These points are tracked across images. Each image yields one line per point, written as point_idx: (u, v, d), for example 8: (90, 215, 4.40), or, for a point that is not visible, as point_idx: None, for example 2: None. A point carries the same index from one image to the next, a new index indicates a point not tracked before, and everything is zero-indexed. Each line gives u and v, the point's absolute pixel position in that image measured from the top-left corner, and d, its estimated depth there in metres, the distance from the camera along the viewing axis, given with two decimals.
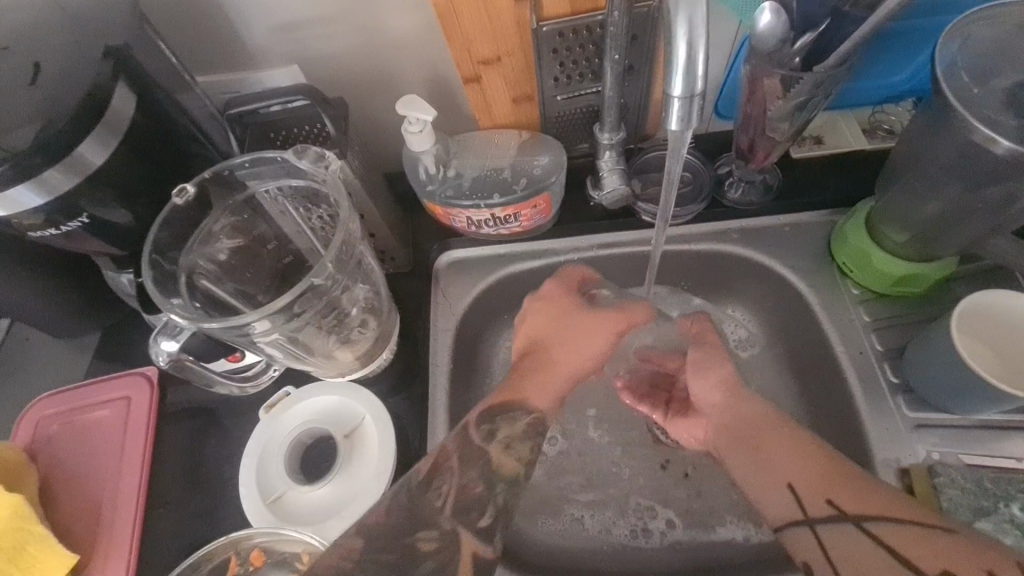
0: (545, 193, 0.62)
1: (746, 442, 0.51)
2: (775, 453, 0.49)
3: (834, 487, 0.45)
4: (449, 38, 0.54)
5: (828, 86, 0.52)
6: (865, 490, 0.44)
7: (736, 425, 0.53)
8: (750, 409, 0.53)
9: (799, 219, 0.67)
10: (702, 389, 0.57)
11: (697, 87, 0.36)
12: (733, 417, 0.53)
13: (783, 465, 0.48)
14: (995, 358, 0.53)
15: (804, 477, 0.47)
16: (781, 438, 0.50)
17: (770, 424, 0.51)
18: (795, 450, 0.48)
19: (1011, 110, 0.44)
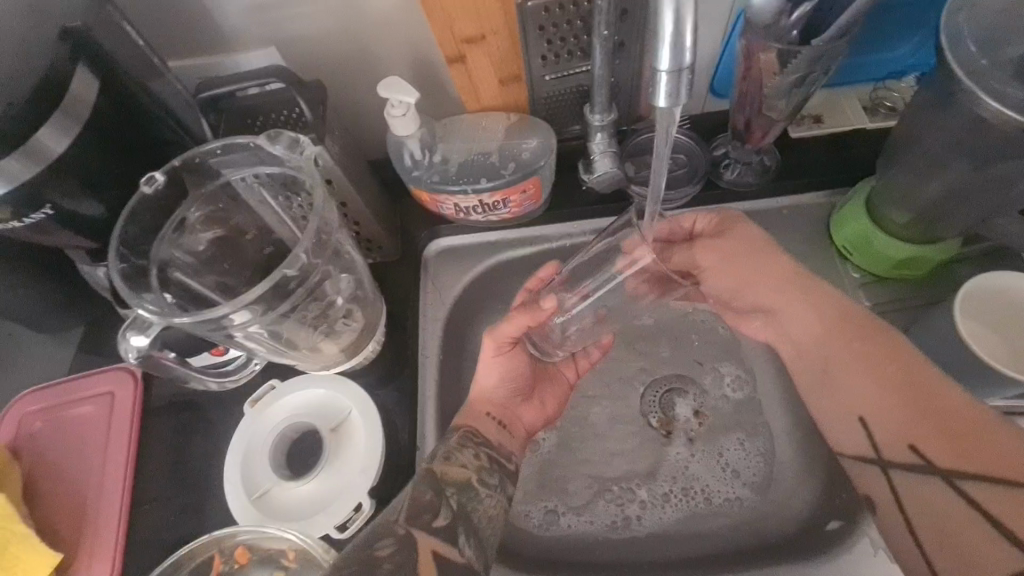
0: (534, 177, 0.60)
1: (817, 359, 0.49)
2: (839, 372, 0.47)
3: (922, 431, 0.42)
4: (429, 16, 0.51)
5: (826, 61, 0.50)
6: (961, 432, 0.40)
7: (820, 344, 0.48)
8: (812, 317, 0.49)
9: (797, 202, 0.66)
10: (782, 301, 0.51)
11: (684, 59, 0.34)
12: (823, 335, 0.48)
13: (852, 394, 0.46)
14: (1001, 343, 0.51)
15: (874, 411, 0.44)
16: (847, 360, 0.46)
17: (840, 338, 0.47)
18: (868, 371, 0.45)
19: (1020, 81, 0.41)
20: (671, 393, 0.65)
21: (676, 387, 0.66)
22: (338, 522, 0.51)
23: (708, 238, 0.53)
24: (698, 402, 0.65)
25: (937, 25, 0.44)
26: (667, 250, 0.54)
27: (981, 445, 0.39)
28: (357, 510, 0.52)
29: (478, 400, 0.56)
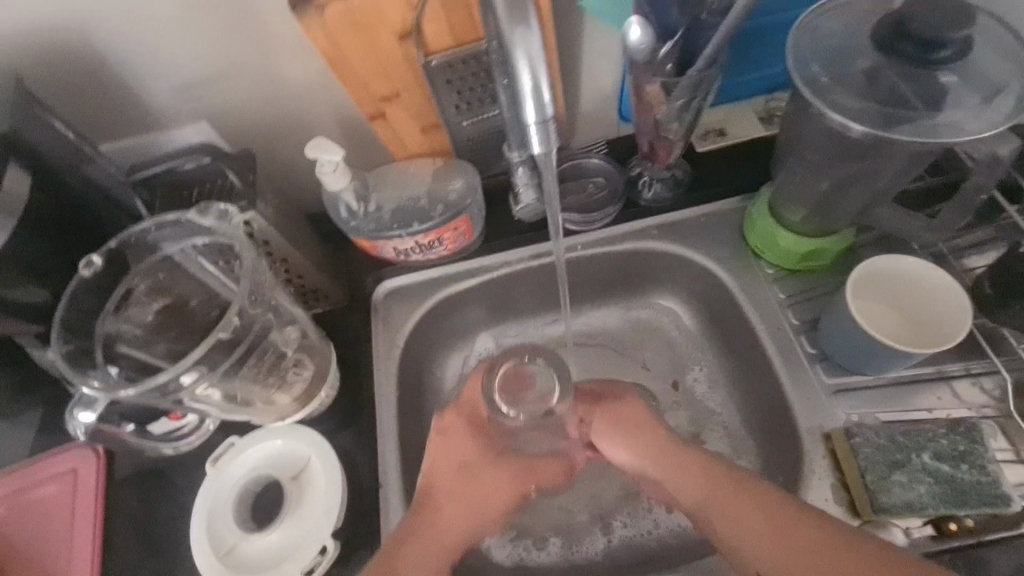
0: (463, 215, 0.64)
1: (701, 508, 0.50)
2: (684, 481, 0.51)
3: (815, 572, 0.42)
4: (345, 82, 0.56)
5: (704, 87, 0.56)
6: (779, 517, 0.46)
7: (697, 495, 0.50)
8: (695, 480, 0.51)
9: (711, 207, 0.71)
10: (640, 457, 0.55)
11: (548, 111, 0.39)
12: (702, 487, 0.50)
13: (748, 544, 0.46)
14: (896, 317, 0.57)
15: (721, 531, 0.47)
16: (732, 507, 0.47)
17: (689, 453, 0.53)
18: (710, 476, 0.50)
19: (861, 95, 0.47)
20: None
21: None
22: (304, 568, 0.53)
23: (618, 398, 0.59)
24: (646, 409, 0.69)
25: (786, 51, 0.49)
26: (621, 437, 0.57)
27: (789, 532, 0.45)
28: (323, 552, 0.54)
29: (445, 525, 0.52)
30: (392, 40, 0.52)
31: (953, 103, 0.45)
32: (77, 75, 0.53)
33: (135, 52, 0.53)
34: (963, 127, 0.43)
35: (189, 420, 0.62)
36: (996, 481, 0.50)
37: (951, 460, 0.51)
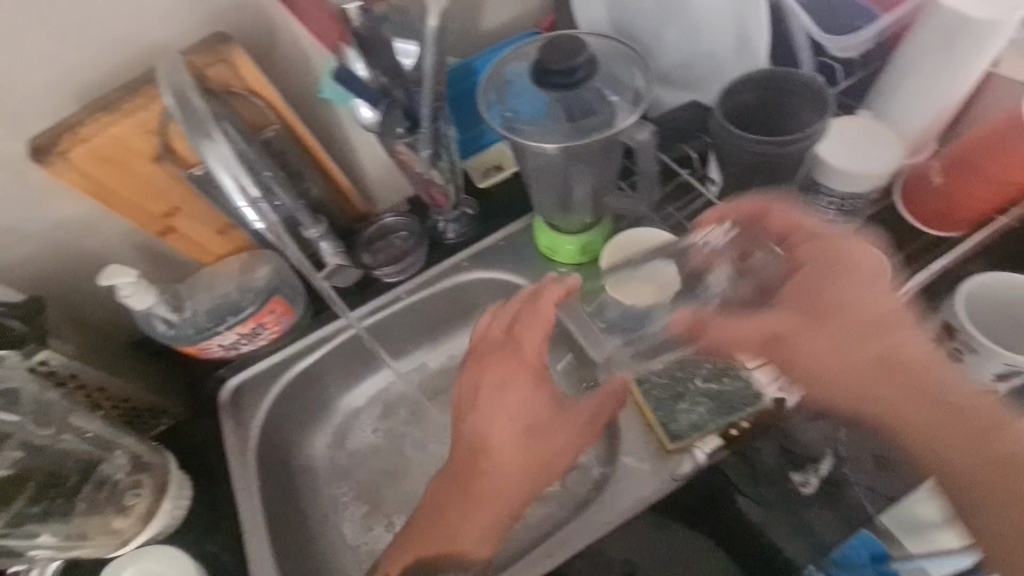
0: (276, 296, 0.69)
1: (524, 406, 0.60)
2: (507, 405, 0.60)
3: (884, 382, 0.54)
4: (117, 210, 0.61)
5: (441, 137, 0.66)
6: (565, 415, 0.60)
7: (525, 397, 0.60)
8: (515, 396, 0.60)
9: (505, 231, 0.81)
10: (509, 383, 0.60)
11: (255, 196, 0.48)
12: (526, 390, 0.60)
13: (510, 405, 0.60)
14: (657, 280, 0.67)
15: (515, 455, 0.58)
16: (521, 391, 0.60)
17: (522, 372, 0.61)
18: (527, 394, 0.60)
19: (537, 121, 0.59)
20: None
21: None
22: None
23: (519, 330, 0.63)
24: None
25: (479, 101, 0.61)
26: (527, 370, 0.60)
27: (572, 424, 0.60)
28: None
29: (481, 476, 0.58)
30: (146, 164, 0.58)
31: (599, 110, 0.58)
32: None
33: None
34: (607, 126, 0.57)
35: (16, 570, 0.60)
36: (750, 386, 0.61)
37: (716, 378, 0.62)
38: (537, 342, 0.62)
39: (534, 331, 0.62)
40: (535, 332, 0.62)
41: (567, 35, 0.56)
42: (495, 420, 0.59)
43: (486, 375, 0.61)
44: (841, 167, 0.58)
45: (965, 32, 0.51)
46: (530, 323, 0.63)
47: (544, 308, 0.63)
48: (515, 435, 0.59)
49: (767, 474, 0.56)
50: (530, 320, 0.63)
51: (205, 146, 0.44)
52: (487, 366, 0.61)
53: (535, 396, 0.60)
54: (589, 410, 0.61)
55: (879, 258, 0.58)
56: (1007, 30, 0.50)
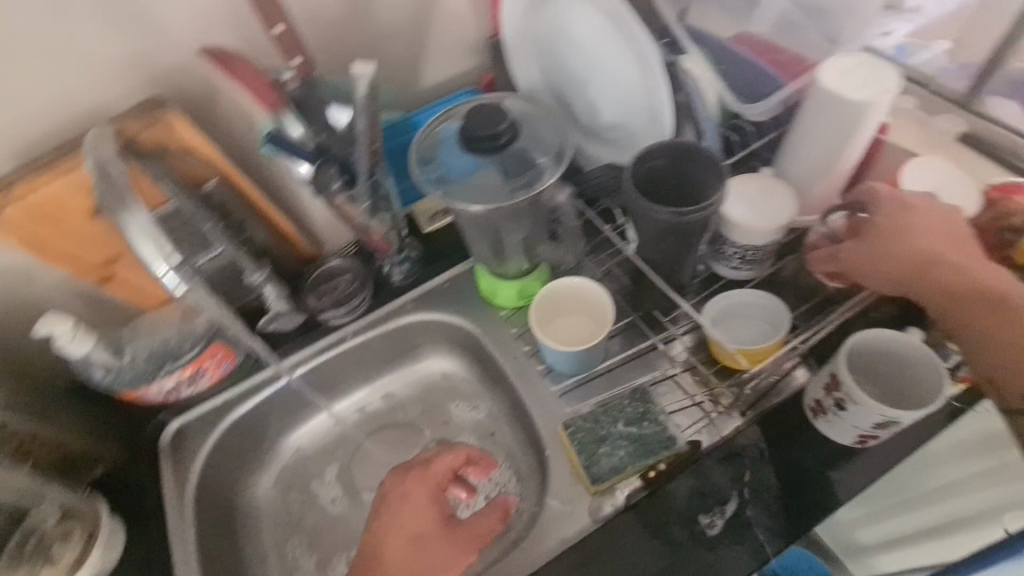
0: (217, 342, 0.71)
1: (420, 537, 0.60)
2: (407, 514, 0.61)
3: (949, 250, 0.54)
4: (55, 261, 0.62)
5: (380, 189, 0.69)
6: (450, 530, 0.61)
7: (418, 527, 0.61)
8: (413, 521, 0.61)
9: (450, 274, 0.84)
10: (406, 510, 0.62)
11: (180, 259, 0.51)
12: (421, 518, 0.61)
13: (405, 531, 0.60)
14: (587, 327, 0.71)
15: (408, 563, 0.58)
16: (420, 517, 0.61)
17: (420, 495, 0.62)
18: (426, 505, 0.62)
19: (465, 181, 0.62)
20: None
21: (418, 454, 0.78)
22: None
23: (428, 462, 0.65)
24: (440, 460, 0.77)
25: (410, 162, 0.64)
26: (425, 499, 0.62)
27: (456, 539, 0.61)
28: None
29: None
30: (82, 218, 0.60)
31: (521, 171, 0.62)
32: None
33: None
34: (528, 187, 0.61)
35: None
36: (666, 429, 0.63)
37: (637, 421, 0.64)
38: (445, 474, 0.64)
39: (441, 469, 0.64)
40: (441, 469, 0.64)
41: (487, 104, 0.60)
42: (390, 532, 0.60)
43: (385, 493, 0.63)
44: (748, 225, 0.62)
45: (844, 110, 0.57)
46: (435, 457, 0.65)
47: (453, 449, 0.65)
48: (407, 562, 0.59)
49: (675, 515, 0.60)
50: (439, 459, 0.65)
51: (122, 211, 0.51)
52: (391, 485, 0.64)
53: (436, 527, 0.61)
54: (476, 527, 0.62)
55: (781, 308, 0.65)
56: (880, 109, 0.56)
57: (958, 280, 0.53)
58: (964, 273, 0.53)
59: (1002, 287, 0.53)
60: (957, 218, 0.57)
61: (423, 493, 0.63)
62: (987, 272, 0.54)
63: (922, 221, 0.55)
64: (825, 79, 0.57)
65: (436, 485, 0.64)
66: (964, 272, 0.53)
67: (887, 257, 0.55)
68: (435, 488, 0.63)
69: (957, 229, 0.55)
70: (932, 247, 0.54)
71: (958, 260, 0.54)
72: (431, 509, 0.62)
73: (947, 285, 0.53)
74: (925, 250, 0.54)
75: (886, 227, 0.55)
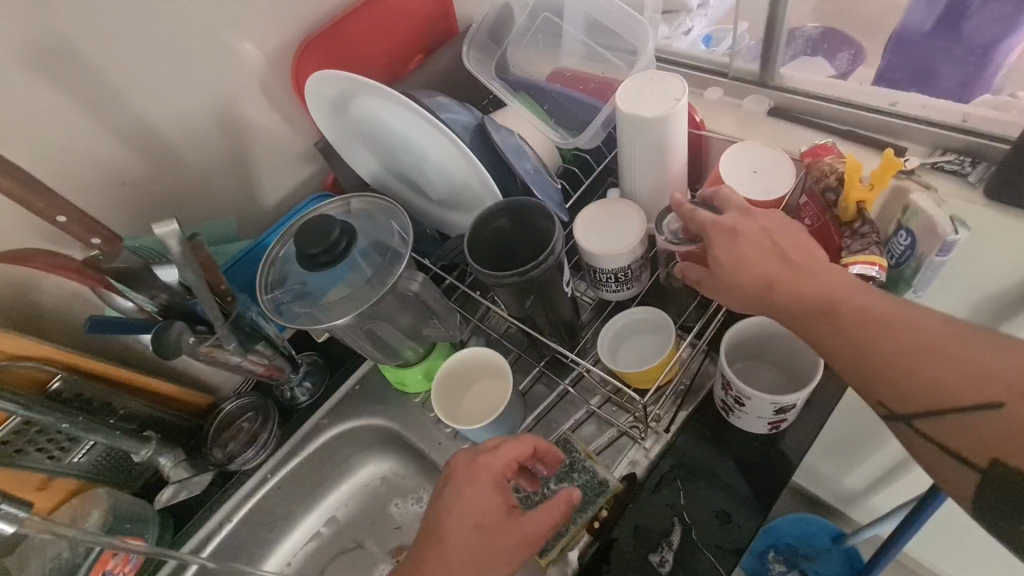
0: (104, 551, 0.65)
1: (492, 526, 0.52)
2: (469, 499, 0.53)
3: (790, 277, 0.48)
4: None
5: (245, 323, 0.67)
6: (510, 527, 0.52)
7: (484, 518, 0.52)
8: (480, 511, 0.52)
9: (356, 376, 0.81)
10: (479, 485, 0.53)
11: None
12: (484, 514, 0.52)
13: (471, 518, 0.52)
14: (496, 391, 0.68)
15: (468, 555, 0.51)
16: (483, 511, 0.52)
17: (491, 477, 0.54)
18: (487, 494, 0.53)
19: (318, 304, 0.62)
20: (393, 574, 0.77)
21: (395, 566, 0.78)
22: None
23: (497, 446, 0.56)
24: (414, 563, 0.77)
25: (261, 296, 0.63)
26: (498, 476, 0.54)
27: (513, 536, 0.52)
28: None
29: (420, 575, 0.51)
30: None
31: (377, 273, 0.63)
32: None
33: None
34: (379, 290, 0.61)
35: None
36: (597, 474, 0.62)
37: (566, 475, 0.63)
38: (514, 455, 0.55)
39: (511, 453, 0.55)
40: (516, 449, 0.55)
41: (314, 219, 0.60)
42: (470, 502, 0.53)
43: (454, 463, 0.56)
44: (606, 253, 0.63)
45: (650, 127, 0.59)
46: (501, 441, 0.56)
47: (521, 436, 0.56)
48: (472, 550, 0.51)
49: (628, 562, 0.58)
50: (503, 447, 0.55)
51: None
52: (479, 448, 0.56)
53: (501, 521, 0.52)
54: (534, 526, 0.52)
55: (665, 320, 0.65)
56: (681, 115, 0.60)
57: (799, 299, 0.47)
58: (803, 289, 0.47)
59: (853, 295, 0.46)
60: (797, 226, 0.50)
61: (482, 487, 0.53)
62: (834, 281, 0.47)
63: (749, 244, 0.49)
64: (623, 105, 0.60)
65: (505, 470, 0.55)
66: (811, 290, 0.47)
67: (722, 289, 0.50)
68: (500, 472, 0.55)
69: (794, 243, 0.49)
70: (771, 271, 0.48)
71: (794, 278, 0.48)
72: (500, 500, 0.53)
73: (795, 311, 0.47)
74: (757, 274, 0.48)
75: (715, 258, 0.50)
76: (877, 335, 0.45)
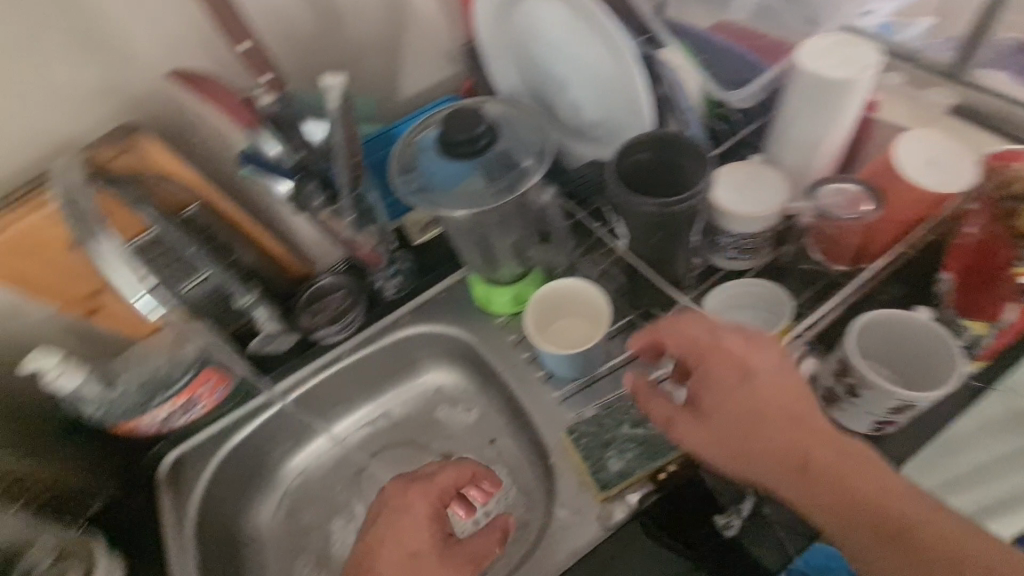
0: (208, 366, 0.70)
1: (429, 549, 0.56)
2: (404, 528, 0.56)
3: (800, 439, 0.50)
4: (36, 292, 0.61)
5: (365, 201, 0.69)
6: (446, 554, 0.56)
7: (405, 546, 0.56)
8: (412, 539, 0.56)
9: (445, 283, 0.83)
10: (414, 512, 0.57)
11: None
12: (421, 533, 0.56)
13: (392, 553, 0.55)
14: (587, 325, 0.69)
15: None
16: (407, 535, 0.56)
17: (425, 502, 0.58)
18: (427, 520, 0.57)
19: (453, 187, 0.61)
20: None
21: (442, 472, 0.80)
22: None
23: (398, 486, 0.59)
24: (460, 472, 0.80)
25: (392, 170, 0.63)
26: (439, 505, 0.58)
27: (456, 560, 0.56)
28: None
29: None
30: (63, 251, 0.59)
31: (514, 172, 0.61)
32: None
33: None
34: (513, 190, 0.60)
35: None
36: None
37: (644, 423, 0.62)
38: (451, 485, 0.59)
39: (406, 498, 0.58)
40: (419, 498, 0.58)
41: (464, 108, 0.60)
42: (402, 531, 0.56)
43: (387, 490, 0.59)
44: (739, 212, 0.61)
45: (828, 89, 0.56)
46: (426, 476, 0.59)
47: (466, 460, 0.60)
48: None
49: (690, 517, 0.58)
50: (411, 483, 0.59)
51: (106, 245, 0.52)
52: (405, 483, 0.59)
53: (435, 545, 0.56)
54: (473, 547, 0.57)
55: (783, 298, 0.62)
56: (864, 85, 0.56)
57: (776, 454, 0.51)
58: (778, 446, 0.50)
59: (833, 457, 0.50)
60: (788, 373, 0.52)
61: (400, 518, 0.57)
62: (828, 447, 0.50)
63: (729, 396, 0.52)
64: (805, 61, 0.57)
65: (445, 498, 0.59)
66: (796, 445, 0.50)
67: (706, 429, 0.53)
68: (439, 504, 0.58)
69: (802, 397, 0.52)
70: (773, 412, 0.51)
71: (777, 427, 0.51)
72: (439, 524, 0.58)
73: (780, 459, 0.50)
74: (743, 411, 0.52)
75: (700, 405, 0.53)
76: (864, 509, 0.49)
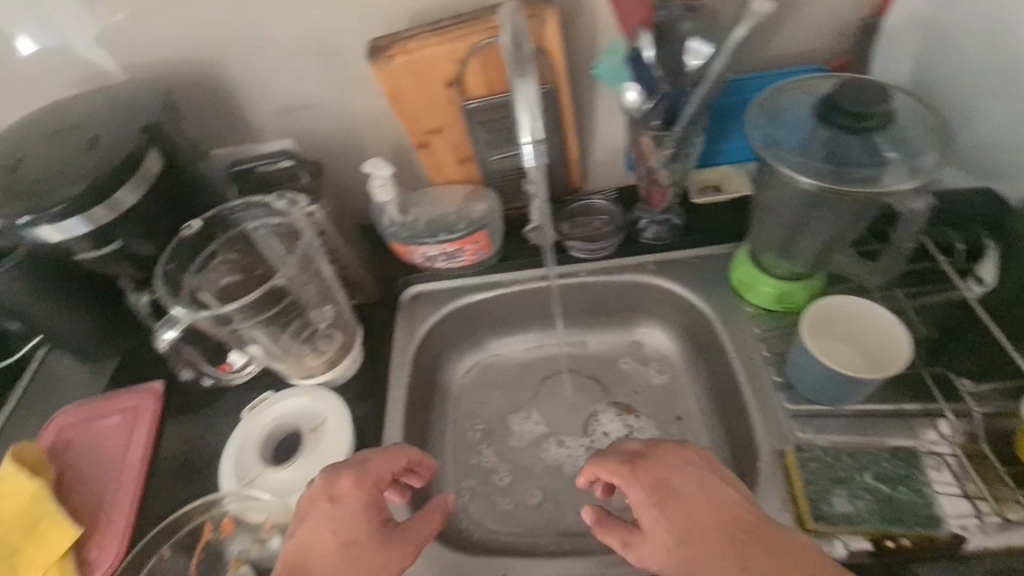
0: (481, 230, 0.76)
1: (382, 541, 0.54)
2: (332, 515, 0.55)
3: (737, 547, 0.49)
4: (399, 111, 0.70)
5: (688, 139, 0.68)
6: (384, 538, 0.55)
7: (318, 530, 0.54)
8: (343, 523, 0.54)
9: (705, 251, 0.80)
10: (343, 499, 0.55)
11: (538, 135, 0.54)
12: (344, 526, 0.54)
13: (322, 536, 0.54)
14: (857, 357, 0.63)
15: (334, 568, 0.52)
16: (325, 522, 0.54)
17: (353, 497, 0.55)
18: (361, 512, 0.55)
19: (811, 151, 0.56)
20: (614, 424, 0.80)
21: (620, 420, 0.80)
22: None
23: (361, 462, 0.58)
24: (635, 430, 0.79)
25: (748, 114, 0.61)
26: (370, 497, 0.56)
27: (389, 547, 0.54)
28: None
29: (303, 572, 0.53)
30: (439, 85, 0.68)
31: (886, 165, 0.55)
32: (207, 96, 0.72)
33: (243, 77, 0.70)
34: (879, 184, 0.53)
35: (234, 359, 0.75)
36: (930, 506, 0.55)
37: (890, 481, 0.57)
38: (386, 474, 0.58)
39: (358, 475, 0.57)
40: (358, 485, 0.56)
41: (868, 80, 0.56)
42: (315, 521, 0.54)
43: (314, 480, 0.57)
44: None
45: None
46: (366, 460, 0.58)
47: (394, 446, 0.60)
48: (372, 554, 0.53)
49: None
50: (361, 466, 0.57)
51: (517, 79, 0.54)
52: (337, 468, 0.58)
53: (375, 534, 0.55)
54: (416, 534, 0.56)
55: None
56: None
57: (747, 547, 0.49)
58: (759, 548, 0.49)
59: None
60: (707, 501, 0.52)
61: (346, 500, 0.55)
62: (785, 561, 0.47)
63: (692, 493, 0.53)
64: None
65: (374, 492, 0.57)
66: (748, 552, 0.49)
67: (665, 546, 0.51)
68: (370, 493, 0.56)
69: (755, 517, 0.51)
70: (694, 519, 0.51)
71: (720, 537, 0.50)
72: (377, 515, 0.56)
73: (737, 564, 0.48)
74: (684, 513, 0.52)
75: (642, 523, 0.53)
76: None
